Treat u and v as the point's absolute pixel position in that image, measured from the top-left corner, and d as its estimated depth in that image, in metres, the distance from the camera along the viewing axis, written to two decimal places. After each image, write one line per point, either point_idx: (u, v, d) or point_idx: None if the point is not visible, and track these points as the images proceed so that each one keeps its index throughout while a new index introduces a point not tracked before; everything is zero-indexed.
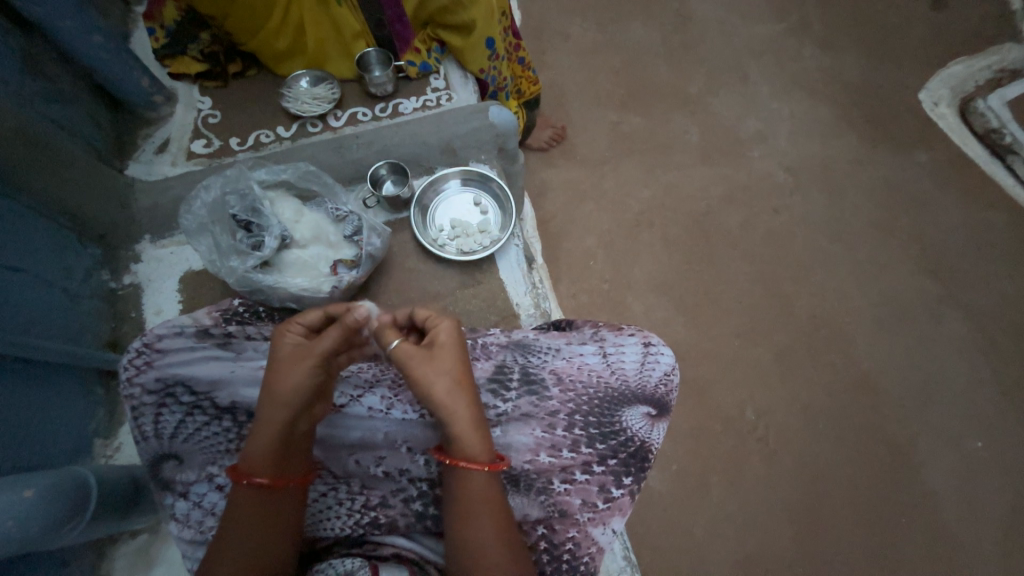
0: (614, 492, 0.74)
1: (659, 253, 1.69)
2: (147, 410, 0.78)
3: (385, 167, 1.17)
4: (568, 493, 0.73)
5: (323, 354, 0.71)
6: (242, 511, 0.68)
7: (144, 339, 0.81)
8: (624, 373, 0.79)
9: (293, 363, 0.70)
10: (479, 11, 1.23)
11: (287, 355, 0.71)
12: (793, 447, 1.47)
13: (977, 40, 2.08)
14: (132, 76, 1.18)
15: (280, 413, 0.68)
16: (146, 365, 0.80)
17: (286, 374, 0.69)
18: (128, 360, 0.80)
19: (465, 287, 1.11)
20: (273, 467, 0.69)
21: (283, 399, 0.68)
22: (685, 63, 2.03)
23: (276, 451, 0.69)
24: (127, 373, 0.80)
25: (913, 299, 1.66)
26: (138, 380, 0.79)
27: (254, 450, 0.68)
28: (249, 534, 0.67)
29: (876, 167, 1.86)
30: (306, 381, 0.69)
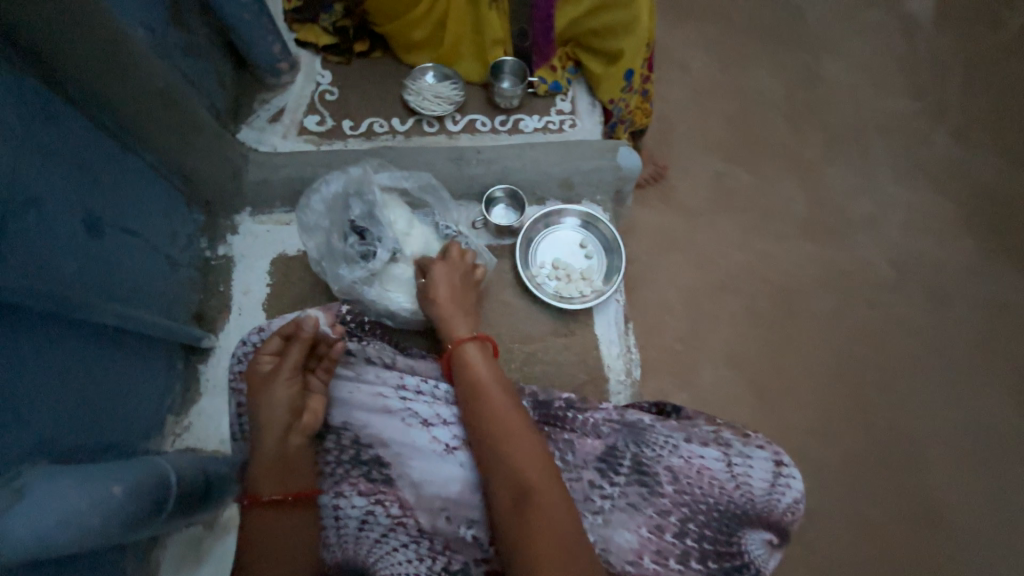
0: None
1: (741, 324, 1.58)
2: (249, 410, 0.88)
3: (502, 191, 1.10)
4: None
5: (292, 369, 0.78)
6: (263, 538, 0.72)
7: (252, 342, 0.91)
8: (746, 489, 0.76)
9: (265, 386, 0.78)
10: (632, 42, 1.14)
11: (257, 380, 0.79)
12: (844, 567, 1.37)
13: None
14: (265, 40, 1.12)
15: (272, 427, 0.75)
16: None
17: (264, 399, 0.77)
18: (243, 352, 0.91)
19: (556, 334, 1.05)
20: (278, 483, 0.74)
21: (267, 415, 0.76)
22: (805, 124, 1.89)
23: (274, 466, 0.75)
24: (240, 364, 0.90)
25: (1004, 436, 1.52)
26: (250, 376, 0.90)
27: (258, 468, 0.75)
28: (264, 557, 0.71)
29: (992, 281, 1.70)
30: (288, 395, 0.77)
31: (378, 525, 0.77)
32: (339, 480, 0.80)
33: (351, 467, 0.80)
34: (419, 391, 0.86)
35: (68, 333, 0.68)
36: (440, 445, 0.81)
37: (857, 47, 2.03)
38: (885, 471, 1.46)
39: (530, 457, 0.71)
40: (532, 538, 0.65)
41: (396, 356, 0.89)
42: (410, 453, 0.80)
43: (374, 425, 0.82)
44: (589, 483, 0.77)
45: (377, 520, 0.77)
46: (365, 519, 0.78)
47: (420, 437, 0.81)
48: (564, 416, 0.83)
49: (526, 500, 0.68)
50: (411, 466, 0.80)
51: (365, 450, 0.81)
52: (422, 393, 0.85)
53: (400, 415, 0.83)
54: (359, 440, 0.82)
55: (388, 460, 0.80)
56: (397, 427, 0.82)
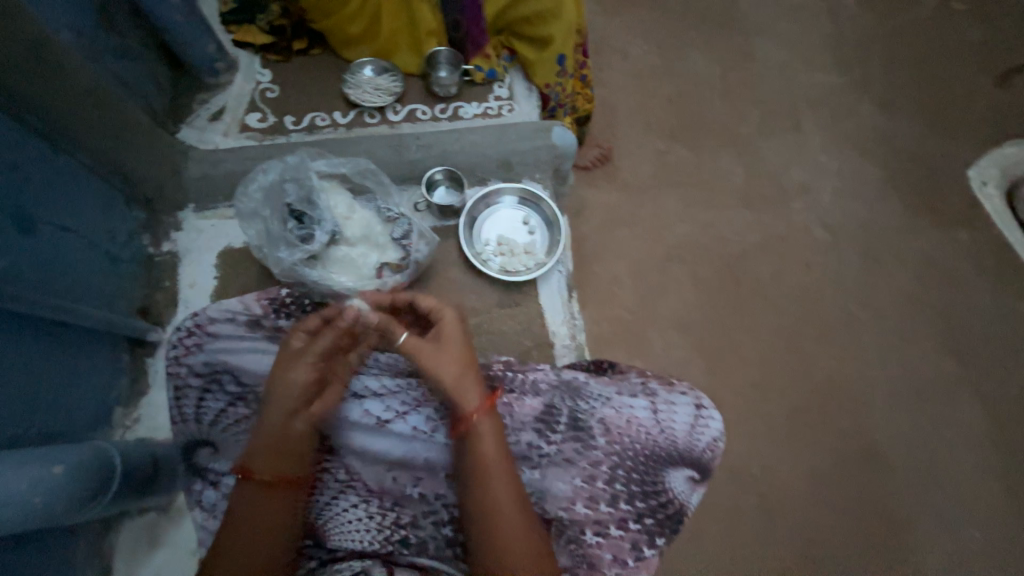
0: (646, 552, 0.76)
1: (687, 291, 1.67)
2: (190, 392, 0.85)
3: (441, 173, 1.16)
4: (599, 545, 0.75)
5: (320, 355, 0.77)
6: (243, 507, 0.72)
7: (195, 321, 0.89)
8: (670, 432, 0.81)
9: (290, 364, 0.77)
10: (559, 26, 1.23)
11: (286, 356, 0.78)
12: (792, 508, 1.46)
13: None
14: (199, 40, 1.14)
15: (278, 410, 0.75)
16: (196, 347, 0.87)
17: (288, 374, 0.77)
18: (179, 338, 0.88)
19: (502, 306, 1.10)
20: (269, 462, 0.74)
21: (280, 393, 0.76)
22: (740, 101, 2.00)
23: (271, 448, 0.74)
24: (176, 350, 0.88)
25: (932, 378, 1.64)
26: (186, 361, 0.87)
27: (257, 443, 0.75)
28: (241, 526, 0.71)
29: (915, 237, 1.83)
30: (305, 380, 0.76)
31: (328, 490, 0.82)
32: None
33: None
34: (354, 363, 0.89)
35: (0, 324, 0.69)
36: (374, 418, 0.85)
37: (784, 27, 2.16)
38: (826, 417, 1.56)
39: (523, 555, 0.68)
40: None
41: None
42: (345, 425, 0.84)
43: None
44: (528, 441, 0.80)
45: (325, 486, 0.82)
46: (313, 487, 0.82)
47: (355, 411, 0.86)
48: (501, 376, 0.84)
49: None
50: (350, 437, 0.84)
51: None
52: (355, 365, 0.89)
53: None
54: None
55: (328, 432, 0.84)
56: None
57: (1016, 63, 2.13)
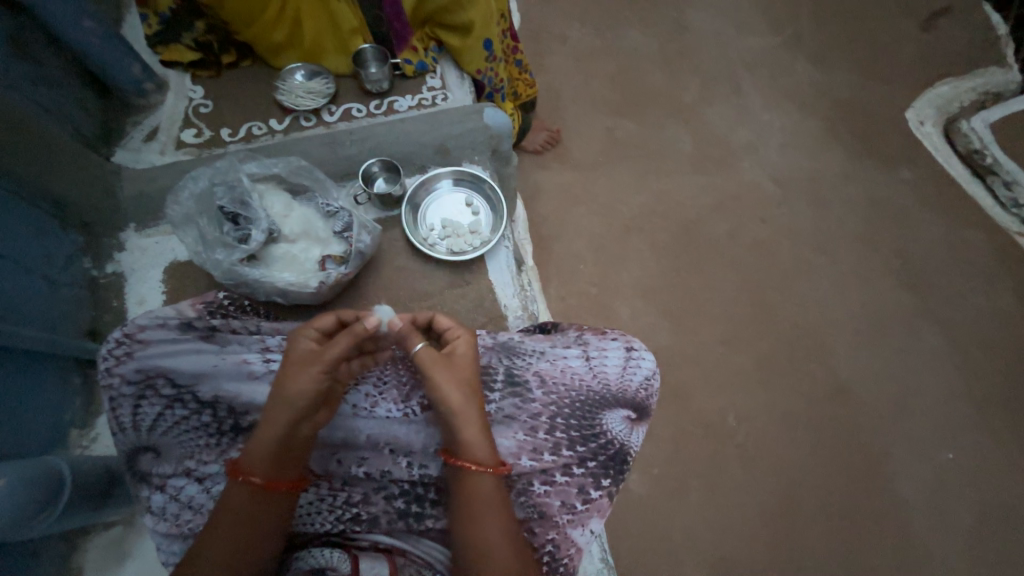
0: (592, 493, 0.77)
1: (647, 259, 1.71)
2: (126, 400, 0.82)
3: (377, 164, 1.17)
4: (547, 494, 0.77)
5: (329, 364, 0.75)
6: (235, 504, 0.72)
7: (124, 330, 0.85)
8: (605, 376, 0.82)
9: (302, 368, 0.75)
10: (478, 11, 1.23)
11: (297, 359, 0.76)
12: (771, 454, 1.49)
13: (963, 61, 2.11)
14: (123, 63, 1.16)
15: (279, 419, 0.73)
16: (127, 356, 0.84)
17: (293, 378, 0.74)
18: (108, 350, 0.84)
19: (453, 287, 1.12)
20: (269, 468, 0.73)
21: (288, 397, 0.73)
22: (681, 70, 2.05)
23: (274, 453, 0.73)
24: (106, 361, 0.84)
25: (892, 314, 1.69)
26: (118, 371, 0.83)
27: (257, 448, 0.73)
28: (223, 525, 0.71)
29: (861, 181, 1.89)
30: (315, 387, 0.74)
31: None
32: (222, 449, 0.83)
33: (233, 436, 0.84)
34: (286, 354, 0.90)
35: None
36: None
37: None
38: (794, 363, 1.60)
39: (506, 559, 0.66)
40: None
41: (262, 325, 0.93)
42: None
43: (244, 393, 0.85)
44: None
45: None
46: None
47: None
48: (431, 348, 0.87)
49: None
50: None
51: (242, 417, 0.84)
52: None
53: (267, 380, 0.86)
54: (235, 409, 0.84)
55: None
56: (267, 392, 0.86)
57: (940, 6, 2.21)
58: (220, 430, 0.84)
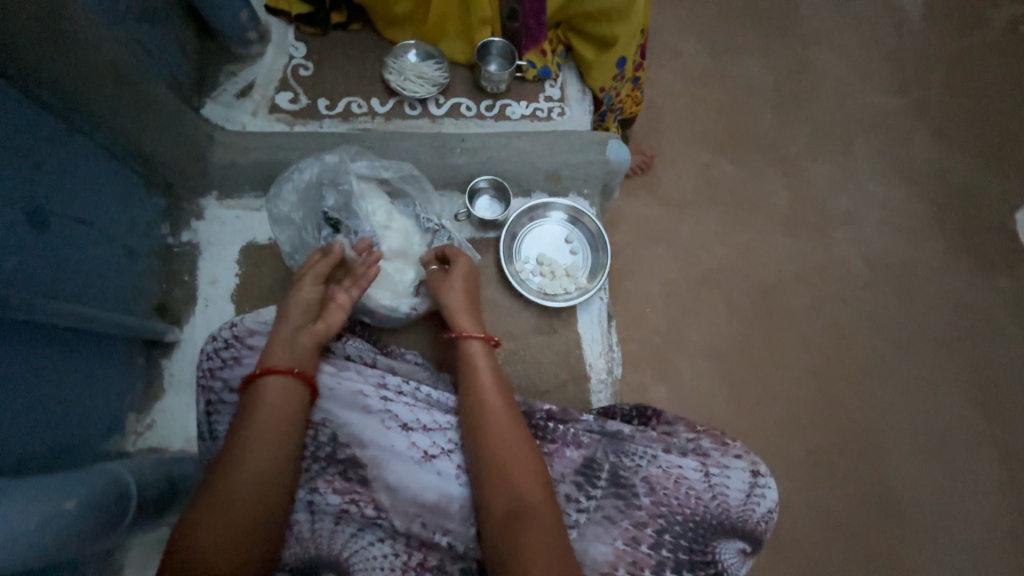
0: None
1: (720, 317, 1.61)
2: (226, 408, 0.77)
3: (487, 181, 1.07)
4: None
5: (321, 274, 0.83)
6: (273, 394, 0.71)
7: (233, 332, 0.80)
8: (724, 499, 0.74)
9: (301, 283, 0.81)
10: (625, 29, 1.10)
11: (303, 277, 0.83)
12: (805, 550, 1.44)
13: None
14: (231, 6, 1.02)
15: (298, 311, 0.79)
16: (234, 360, 0.78)
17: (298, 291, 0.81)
18: (214, 348, 0.79)
19: (539, 332, 1.04)
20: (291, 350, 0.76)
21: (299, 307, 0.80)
22: (793, 117, 1.89)
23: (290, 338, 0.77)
24: (210, 360, 0.79)
25: (957, 430, 1.60)
26: (221, 374, 0.78)
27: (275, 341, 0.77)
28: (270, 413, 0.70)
29: (955, 281, 1.77)
30: (314, 291, 0.81)
31: (354, 521, 0.75)
32: (311, 480, 0.75)
33: (326, 464, 0.76)
34: (400, 392, 0.83)
35: (3, 335, 0.61)
36: (418, 452, 0.79)
37: (846, 39, 2.02)
38: (846, 460, 1.53)
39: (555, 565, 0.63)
40: (521, 548, 0.65)
41: (378, 356, 0.87)
42: (387, 457, 0.78)
43: (352, 423, 0.78)
44: (564, 494, 0.75)
45: (351, 518, 0.75)
46: (339, 517, 0.75)
47: (398, 442, 0.79)
48: (542, 426, 0.79)
49: (521, 508, 0.68)
50: (387, 469, 0.77)
51: (343, 448, 0.77)
52: (403, 396, 0.83)
53: (379, 416, 0.79)
54: (337, 438, 0.77)
55: (364, 462, 0.77)
56: (375, 429, 0.79)
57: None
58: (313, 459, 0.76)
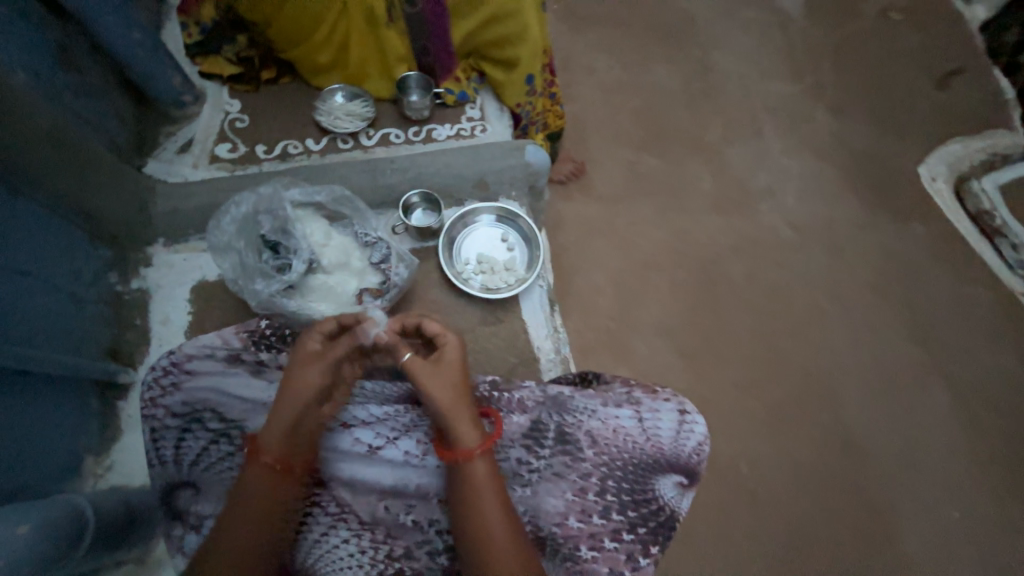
0: (641, 561, 0.75)
1: (666, 296, 1.73)
2: (170, 433, 0.79)
3: (417, 196, 1.17)
4: (595, 560, 0.74)
5: (336, 360, 0.76)
6: (251, 495, 0.71)
7: (172, 358, 0.82)
8: (658, 440, 0.79)
9: (303, 365, 0.75)
10: (526, 48, 1.22)
11: (300, 357, 0.76)
12: (780, 502, 1.52)
13: (971, 126, 2.18)
14: (164, 73, 1.13)
15: (296, 404, 0.72)
16: (173, 386, 0.81)
17: (297, 374, 0.74)
18: (153, 377, 0.81)
19: (485, 323, 1.11)
20: (282, 448, 0.72)
21: (298, 396, 0.72)
22: (705, 110, 2.08)
23: (285, 435, 0.72)
24: (151, 390, 0.81)
25: (901, 367, 1.72)
26: (163, 402, 0.80)
27: (268, 430, 0.72)
28: (252, 512, 0.70)
29: (874, 233, 1.92)
30: (320, 379, 0.74)
31: (320, 523, 0.79)
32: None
33: None
34: None
35: None
36: (364, 446, 0.81)
37: (740, 39, 2.27)
38: (806, 411, 1.63)
39: None
40: None
41: None
42: (336, 456, 0.81)
43: None
44: (515, 457, 0.78)
45: (316, 521, 0.79)
46: (303, 521, 0.78)
47: (343, 440, 0.82)
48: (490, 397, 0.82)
49: None
50: (341, 468, 0.81)
51: None
52: None
53: None
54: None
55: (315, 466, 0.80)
56: None
57: (950, 70, 2.28)
58: None
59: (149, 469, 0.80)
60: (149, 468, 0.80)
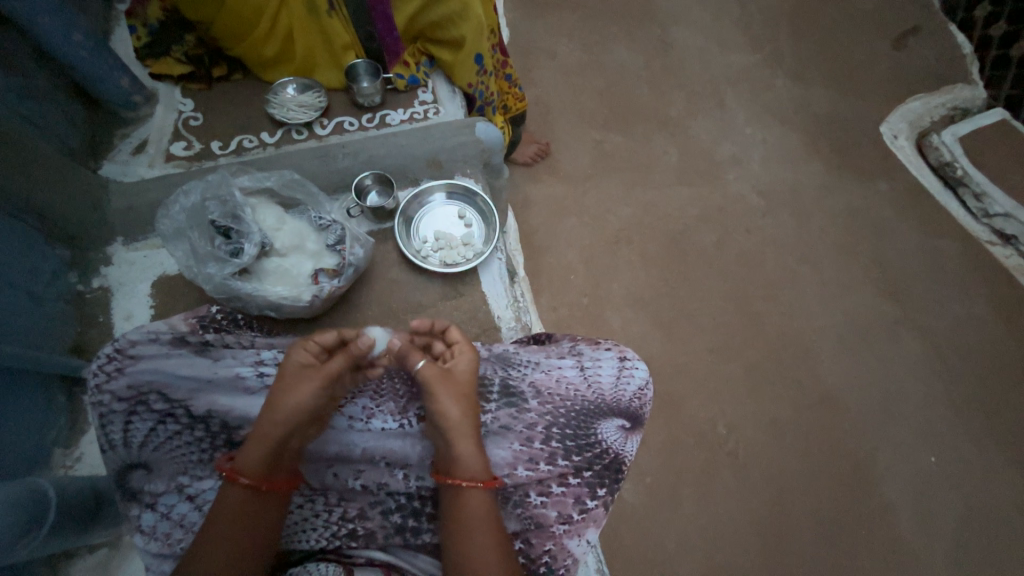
0: (588, 502, 0.84)
1: (637, 268, 1.76)
2: (117, 417, 0.81)
3: (370, 177, 1.19)
4: (545, 504, 0.83)
5: (330, 376, 0.80)
6: (227, 506, 0.74)
7: (116, 345, 0.85)
8: (599, 385, 0.90)
9: (298, 382, 0.79)
10: (469, 27, 1.23)
11: (294, 373, 0.80)
12: (761, 461, 1.51)
13: (945, 74, 2.10)
14: (111, 75, 1.15)
15: (288, 423, 0.76)
16: (117, 372, 0.83)
17: (293, 391, 0.78)
18: (98, 365, 0.84)
19: (446, 298, 1.12)
20: (263, 468, 0.75)
21: (284, 415, 0.76)
22: (667, 85, 2.10)
23: (269, 454, 0.76)
24: (96, 377, 0.83)
25: (873, 321, 1.70)
26: (108, 388, 0.82)
27: (253, 450, 0.75)
28: (226, 527, 0.72)
29: (841, 193, 1.90)
30: (313, 399, 0.78)
31: None
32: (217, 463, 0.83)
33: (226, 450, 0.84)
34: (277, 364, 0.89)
35: None
36: None
37: (698, 13, 2.27)
38: (783, 370, 1.63)
39: None
40: None
41: (255, 338, 0.93)
42: None
43: (238, 406, 0.85)
44: None
45: None
46: None
47: None
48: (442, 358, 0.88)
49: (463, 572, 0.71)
50: None
51: (236, 431, 0.84)
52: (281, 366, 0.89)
53: (263, 392, 0.87)
54: (228, 424, 0.84)
55: None
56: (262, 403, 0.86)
57: (917, 24, 2.20)
58: (212, 445, 0.83)
59: (101, 454, 0.82)
60: (101, 453, 0.82)
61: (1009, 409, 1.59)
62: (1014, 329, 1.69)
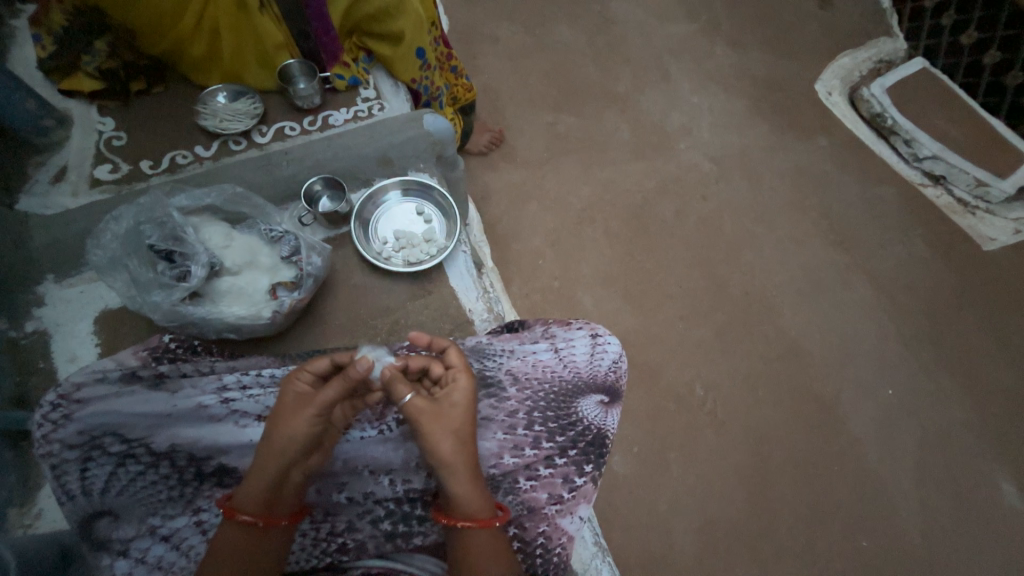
0: (577, 480, 0.85)
1: (602, 246, 1.78)
2: (70, 467, 0.76)
3: (320, 183, 1.14)
4: (534, 487, 0.84)
5: (325, 403, 0.75)
6: (224, 544, 0.71)
7: (59, 392, 0.79)
8: (575, 364, 0.92)
9: (292, 413, 0.75)
10: (407, 19, 1.19)
11: (289, 403, 0.76)
12: (739, 416, 1.58)
13: (868, 29, 2.21)
14: (13, 99, 1.06)
15: (282, 455, 0.72)
16: (65, 419, 0.78)
17: (289, 423, 0.74)
18: (42, 415, 0.78)
19: (414, 298, 1.10)
20: (263, 505, 0.73)
21: (277, 448, 0.72)
22: (611, 62, 2.11)
23: (267, 490, 0.73)
24: (42, 428, 0.77)
25: (826, 271, 1.80)
26: (56, 437, 0.77)
27: (253, 486, 0.72)
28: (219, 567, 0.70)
29: (786, 153, 1.98)
30: (309, 428, 0.74)
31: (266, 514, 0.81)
32: (188, 499, 0.79)
33: (199, 485, 0.80)
34: (244, 388, 0.85)
35: None
36: None
37: None
38: (749, 328, 1.69)
39: None
40: None
41: (216, 363, 0.88)
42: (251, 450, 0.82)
43: (205, 436, 0.81)
44: None
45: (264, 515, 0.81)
46: None
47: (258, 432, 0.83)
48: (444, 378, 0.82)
49: None
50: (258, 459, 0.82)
51: (207, 462, 0.81)
52: (247, 389, 0.85)
53: (230, 419, 0.83)
54: (195, 456, 0.81)
55: (233, 464, 0.81)
56: (230, 431, 0.82)
57: None
58: (181, 480, 0.80)
59: (59, 507, 0.77)
60: (59, 506, 0.77)
61: (953, 337, 1.71)
62: (952, 262, 1.82)
